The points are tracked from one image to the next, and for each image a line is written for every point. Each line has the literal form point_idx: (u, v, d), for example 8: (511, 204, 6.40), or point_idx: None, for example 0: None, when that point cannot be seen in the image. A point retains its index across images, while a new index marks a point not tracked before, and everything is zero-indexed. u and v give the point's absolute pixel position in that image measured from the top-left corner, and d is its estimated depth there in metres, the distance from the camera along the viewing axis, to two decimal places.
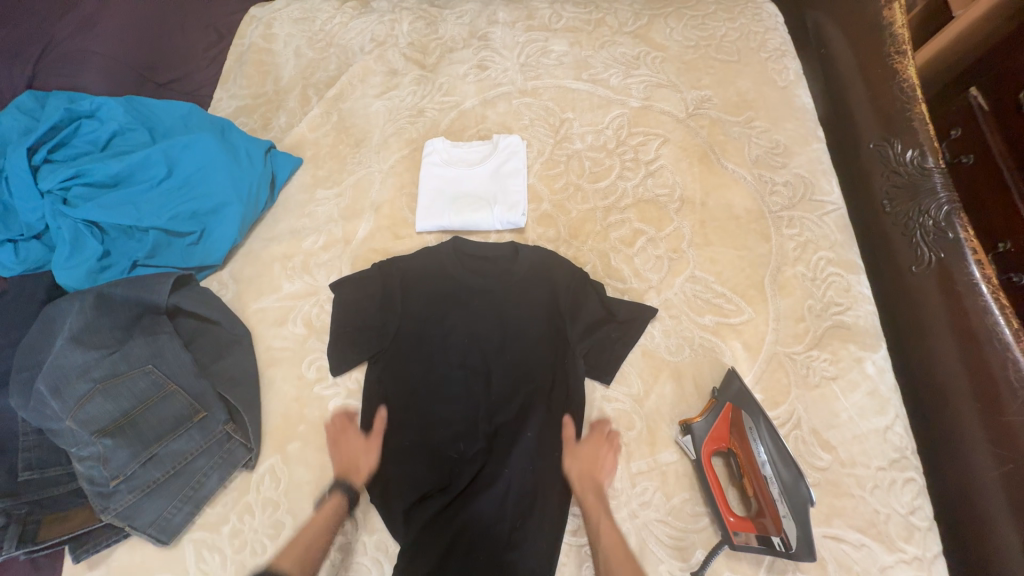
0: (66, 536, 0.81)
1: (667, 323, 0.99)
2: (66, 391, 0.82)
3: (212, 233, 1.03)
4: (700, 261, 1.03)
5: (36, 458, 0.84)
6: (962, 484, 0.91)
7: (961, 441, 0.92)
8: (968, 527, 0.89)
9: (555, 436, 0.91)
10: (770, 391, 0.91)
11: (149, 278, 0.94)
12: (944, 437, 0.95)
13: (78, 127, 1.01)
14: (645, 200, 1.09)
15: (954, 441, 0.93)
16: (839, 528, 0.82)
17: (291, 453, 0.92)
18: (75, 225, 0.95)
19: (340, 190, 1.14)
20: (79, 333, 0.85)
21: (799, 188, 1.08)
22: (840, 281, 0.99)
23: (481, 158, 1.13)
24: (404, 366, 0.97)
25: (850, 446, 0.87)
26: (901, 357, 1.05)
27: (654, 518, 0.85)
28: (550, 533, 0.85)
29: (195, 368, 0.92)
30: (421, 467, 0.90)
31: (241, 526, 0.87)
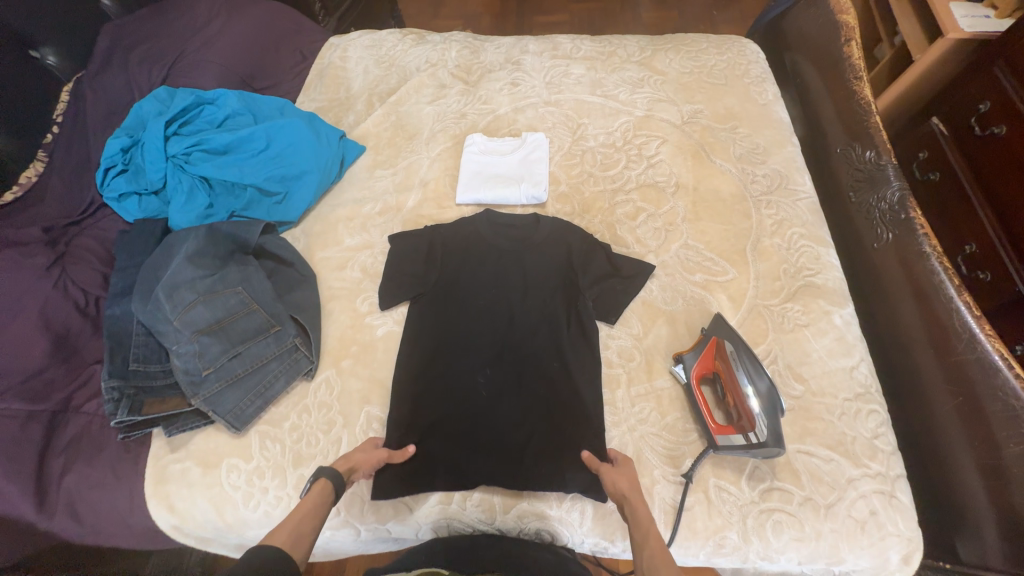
0: (162, 414, 0.99)
1: (664, 279, 1.17)
2: (177, 296, 1.03)
3: (294, 195, 1.28)
4: (692, 233, 1.23)
5: (143, 353, 1.03)
6: (926, 423, 1.04)
7: (920, 383, 1.06)
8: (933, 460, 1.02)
9: (568, 368, 1.07)
10: (751, 333, 1.07)
11: (245, 222, 1.17)
12: (909, 380, 1.09)
13: (201, 111, 1.30)
14: (646, 185, 1.32)
15: (916, 383, 1.07)
16: (811, 446, 0.95)
17: (344, 368, 1.10)
18: (192, 180, 1.21)
19: (395, 171, 1.40)
20: (193, 255, 1.08)
21: (776, 179, 1.30)
22: (811, 251, 1.18)
23: (511, 149, 1.38)
24: (441, 307, 1.15)
25: (820, 379, 1.02)
26: (869, 320, 1.22)
27: (651, 432, 1.00)
28: (559, 447, 0.98)
29: (273, 294, 1.12)
30: (451, 388, 1.06)
31: (300, 422, 1.03)
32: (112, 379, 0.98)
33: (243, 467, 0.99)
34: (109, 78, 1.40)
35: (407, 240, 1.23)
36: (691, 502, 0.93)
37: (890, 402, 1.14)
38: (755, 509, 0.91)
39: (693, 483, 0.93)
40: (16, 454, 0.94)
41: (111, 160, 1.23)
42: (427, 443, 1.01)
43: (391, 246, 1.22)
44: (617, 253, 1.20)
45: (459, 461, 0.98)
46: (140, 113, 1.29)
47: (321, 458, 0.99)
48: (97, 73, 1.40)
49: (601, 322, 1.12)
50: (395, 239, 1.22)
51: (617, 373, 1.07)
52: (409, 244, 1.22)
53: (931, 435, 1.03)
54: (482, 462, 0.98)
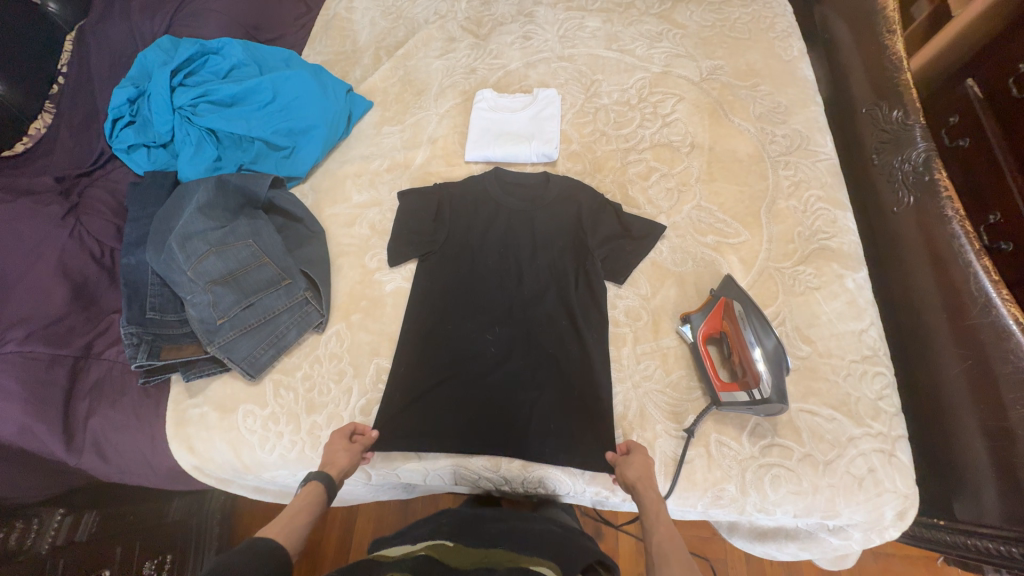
0: (178, 361, 1.02)
1: (674, 240, 1.16)
2: (189, 246, 1.04)
3: (301, 150, 1.27)
4: (705, 195, 1.20)
5: (159, 302, 1.06)
6: (933, 387, 1.05)
7: (931, 347, 1.06)
8: (938, 423, 1.03)
9: (575, 325, 1.07)
10: (761, 295, 1.07)
11: (254, 175, 1.17)
12: (920, 344, 1.08)
13: (206, 61, 1.27)
14: (660, 145, 1.28)
15: (926, 347, 1.07)
16: (814, 405, 0.96)
17: (353, 322, 1.12)
18: (199, 132, 1.20)
19: (403, 127, 1.37)
20: (203, 207, 1.08)
21: (796, 139, 1.25)
22: (828, 214, 1.15)
23: (522, 106, 1.34)
24: (449, 264, 1.15)
25: (828, 341, 1.02)
26: (883, 285, 1.20)
27: (655, 389, 1.01)
28: (566, 401, 1.00)
29: (283, 249, 1.13)
30: (460, 343, 1.07)
31: (312, 372, 1.06)
32: (130, 326, 1.01)
33: (258, 413, 1.03)
34: (113, 26, 1.37)
35: (416, 197, 1.22)
36: (692, 456, 0.95)
37: (897, 367, 1.15)
38: (754, 464, 0.93)
39: (694, 438, 0.95)
40: (43, 395, 0.98)
41: (118, 111, 1.22)
42: (436, 395, 1.03)
43: (400, 203, 1.22)
44: (628, 214, 1.17)
45: (467, 414, 1.01)
46: (146, 63, 1.27)
47: (333, 406, 1.03)
48: (100, 21, 1.37)
49: (610, 281, 1.12)
50: (404, 197, 1.22)
51: (624, 331, 1.07)
52: (418, 201, 1.21)
53: (937, 398, 1.04)
54: (490, 414, 1.01)
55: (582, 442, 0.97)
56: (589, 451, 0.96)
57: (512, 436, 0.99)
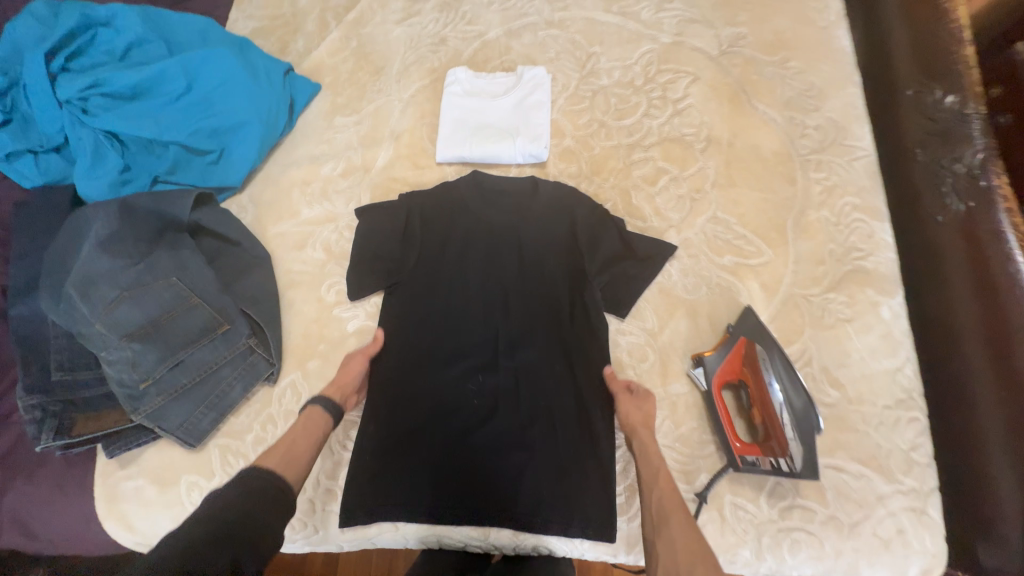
0: (98, 433, 0.85)
1: (686, 262, 0.98)
2: (94, 294, 0.83)
3: (232, 153, 1.02)
4: (722, 203, 1.01)
5: (67, 359, 0.86)
6: (963, 438, 0.88)
7: (966, 391, 0.89)
8: None
9: (571, 369, 0.92)
10: (784, 330, 0.92)
11: (171, 193, 0.94)
12: (951, 385, 0.91)
13: (94, 36, 0.97)
14: (670, 139, 1.07)
15: (959, 389, 0.90)
16: (841, 460, 0.85)
17: (311, 371, 0.95)
18: (95, 136, 0.94)
19: (359, 118, 1.12)
20: (105, 241, 0.86)
21: (830, 132, 1.06)
22: (864, 227, 0.98)
23: (503, 90, 1.10)
24: (419, 297, 0.96)
25: (859, 385, 0.89)
26: (912, 310, 1.02)
27: (663, 444, 0.88)
28: (561, 463, 0.87)
29: (218, 284, 0.93)
30: (437, 395, 0.91)
31: (264, 435, 0.91)
32: (31, 395, 0.83)
33: (203, 486, 0.88)
34: None
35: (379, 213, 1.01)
36: (703, 521, 0.84)
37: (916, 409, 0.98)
38: (773, 528, 0.83)
39: (707, 502, 0.84)
40: None
41: None
42: (411, 459, 0.88)
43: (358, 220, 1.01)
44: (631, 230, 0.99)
45: (449, 479, 0.88)
46: (15, 38, 0.95)
47: None
48: None
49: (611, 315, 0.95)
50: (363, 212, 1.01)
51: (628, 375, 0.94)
52: (381, 218, 1.00)
53: (966, 452, 0.87)
54: (475, 478, 0.88)
55: (581, 510, 0.85)
56: (587, 519, 0.85)
57: (501, 504, 0.87)
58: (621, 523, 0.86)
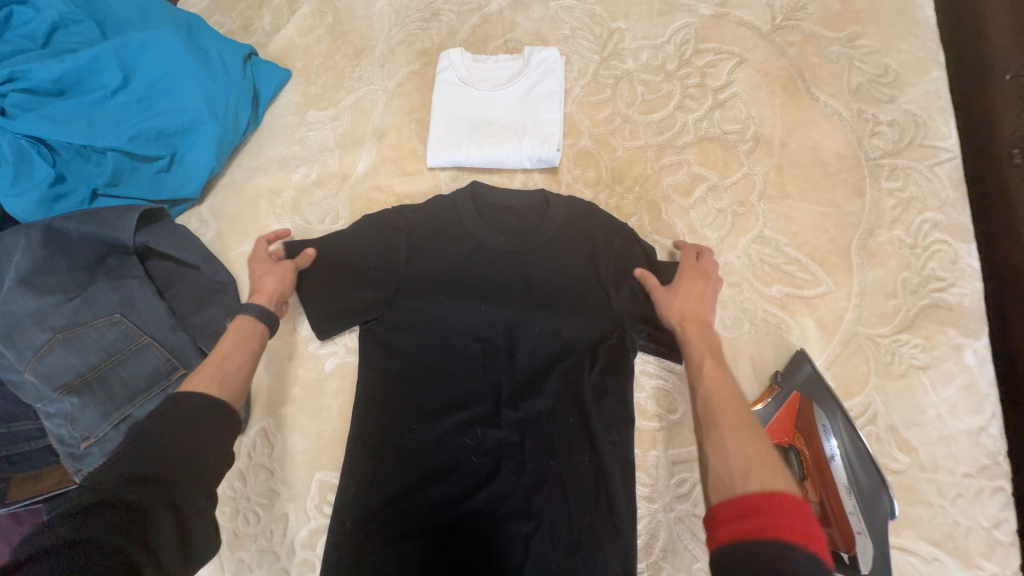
0: (33, 500, 0.72)
1: (725, 292, 0.82)
2: (22, 339, 0.72)
3: (186, 159, 0.86)
4: (771, 219, 0.84)
5: (4, 411, 0.75)
6: None
7: None
8: None
9: (586, 422, 0.78)
10: (843, 379, 0.77)
11: (109, 212, 0.78)
12: None
13: (9, 16, 0.79)
14: (709, 138, 0.88)
15: None
16: (908, 539, 0.71)
17: (284, 419, 0.83)
18: (16, 141, 0.77)
19: (337, 113, 0.95)
20: (29, 274, 0.73)
21: (908, 128, 0.86)
22: (946, 251, 0.80)
23: (508, 77, 0.91)
24: (406, 335, 0.81)
25: (933, 448, 0.74)
26: None
27: (692, 513, 0.77)
28: (575, 539, 0.74)
29: (171, 320, 0.80)
30: (428, 453, 0.78)
31: (233, 492, 0.80)
32: None
33: None
34: None
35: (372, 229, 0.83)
36: None
37: None
38: None
39: None
40: None
41: None
42: (397, 531, 0.75)
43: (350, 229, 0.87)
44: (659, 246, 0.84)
45: (440, 555, 0.74)
46: None
47: (265, 538, 0.79)
48: None
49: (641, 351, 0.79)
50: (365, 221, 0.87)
51: (651, 429, 0.80)
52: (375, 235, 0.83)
53: None
54: (473, 554, 0.74)
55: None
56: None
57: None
58: None
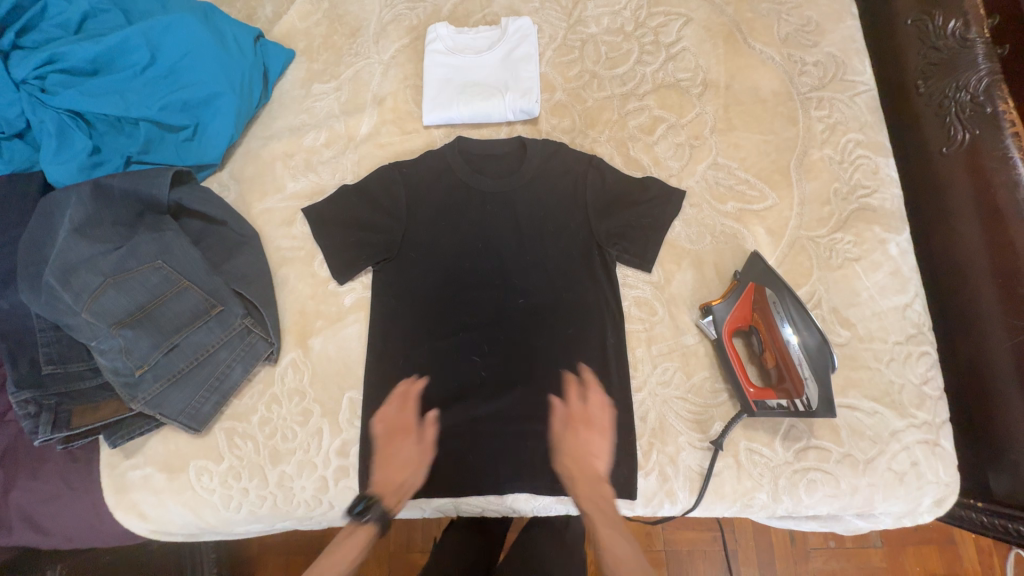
0: (96, 425, 0.82)
1: (688, 212, 0.96)
2: (76, 282, 0.80)
3: (208, 129, 0.97)
4: (723, 148, 0.98)
5: (57, 352, 0.83)
6: (987, 383, 0.82)
7: (983, 337, 0.83)
8: (981, 418, 0.83)
9: (579, 330, 0.89)
10: (792, 274, 0.90)
11: (145, 172, 0.88)
12: (961, 332, 0.87)
13: (45, 9, 0.90)
14: (665, 86, 1.03)
15: (972, 335, 0.85)
16: (855, 399, 0.85)
17: (311, 348, 0.92)
18: (58, 116, 0.88)
19: (339, 84, 1.07)
20: (82, 226, 0.82)
21: (830, 67, 1.01)
22: (868, 163, 0.95)
23: (488, 44, 1.05)
24: (415, 272, 0.92)
25: (869, 323, 0.88)
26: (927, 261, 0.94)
27: (674, 396, 0.87)
28: (574, 433, 0.85)
29: (205, 265, 0.89)
30: (442, 371, 0.88)
31: (270, 415, 0.88)
32: (22, 391, 0.79)
33: (211, 468, 0.86)
34: None
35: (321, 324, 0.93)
36: (721, 468, 0.84)
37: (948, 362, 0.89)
38: (789, 469, 0.83)
39: (723, 449, 0.84)
40: None
41: None
42: (416, 443, 0.86)
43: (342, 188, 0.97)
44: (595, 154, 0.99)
45: (448, 505, 0.86)
46: None
47: (302, 452, 0.86)
48: None
49: (617, 253, 0.92)
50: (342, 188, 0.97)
51: (637, 330, 0.91)
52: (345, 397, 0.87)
53: (990, 397, 0.82)
54: (487, 456, 0.85)
55: (601, 482, 0.84)
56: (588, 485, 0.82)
57: (518, 481, 0.84)
58: (650, 483, 0.84)
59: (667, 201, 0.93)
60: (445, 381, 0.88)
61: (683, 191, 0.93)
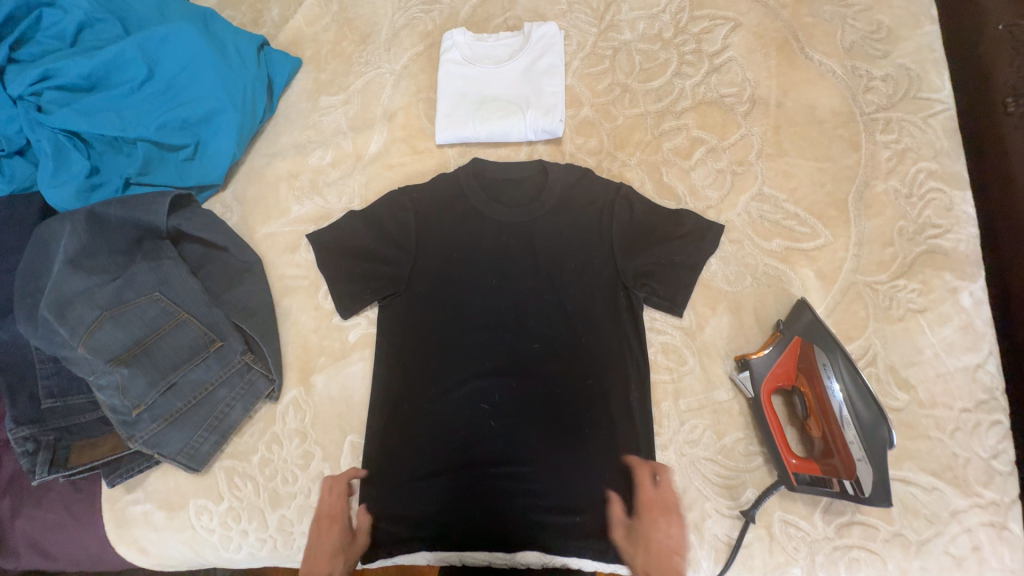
0: (98, 461, 0.80)
1: (727, 249, 0.86)
2: (71, 317, 0.76)
3: (209, 147, 0.92)
4: (770, 176, 0.87)
5: (56, 386, 0.80)
6: None
7: None
8: None
9: (600, 380, 0.81)
10: (843, 326, 0.80)
11: (142, 197, 0.84)
12: None
13: (39, 19, 0.84)
14: (706, 102, 0.91)
15: None
16: (909, 471, 0.75)
17: (314, 385, 0.88)
18: (54, 136, 0.83)
19: (347, 97, 0.99)
20: (76, 256, 0.78)
21: (901, 82, 0.88)
22: (942, 198, 0.83)
23: (509, 54, 0.95)
24: (423, 309, 0.86)
25: (931, 385, 0.77)
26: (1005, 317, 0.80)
27: (702, 457, 0.79)
28: (591, 494, 0.78)
29: (206, 297, 0.85)
30: (449, 419, 0.82)
31: (272, 455, 0.85)
32: (22, 426, 0.78)
33: (211, 508, 0.83)
34: None
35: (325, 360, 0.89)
36: (750, 539, 0.76)
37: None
38: (828, 546, 0.75)
39: (754, 520, 0.76)
40: None
41: None
42: (419, 495, 0.80)
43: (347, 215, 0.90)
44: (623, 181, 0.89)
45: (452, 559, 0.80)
46: None
47: (302, 496, 0.83)
48: None
49: (645, 296, 0.83)
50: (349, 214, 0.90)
51: (662, 381, 0.83)
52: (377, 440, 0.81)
53: None
54: (496, 514, 0.79)
55: (618, 550, 0.76)
56: (608, 549, 0.76)
57: (529, 543, 0.78)
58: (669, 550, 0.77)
59: (703, 238, 0.83)
60: (452, 430, 0.82)
61: (721, 226, 0.82)
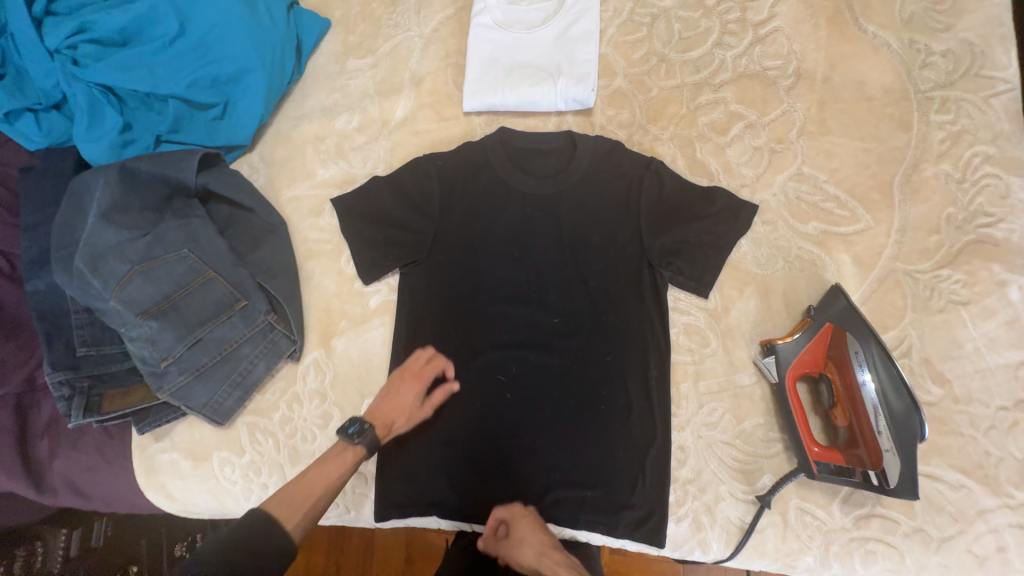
0: (129, 409, 0.84)
1: (760, 230, 0.82)
2: (105, 270, 0.78)
3: (237, 107, 0.92)
4: (811, 155, 0.83)
5: (90, 335, 0.83)
6: None
7: None
8: None
9: (620, 357, 0.80)
10: (878, 315, 0.77)
11: (172, 154, 0.85)
12: None
13: None
14: (747, 75, 0.87)
15: None
16: (937, 467, 0.73)
17: (335, 349, 0.89)
18: (89, 90, 0.84)
19: (375, 60, 0.97)
20: (109, 210, 0.79)
21: (963, 58, 0.82)
22: (997, 185, 0.78)
23: (542, 18, 0.91)
24: (443, 278, 0.85)
25: (968, 381, 0.74)
26: None
27: (719, 440, 0.78)
28: (604, 470, 0.78)
29: (232, 257, 0.86)
30: (465, 388, 0.82)
31: (292, 414, 0.87)
32: (59, 371, 0.81)
33: (234, 460, 0.86)
34: None
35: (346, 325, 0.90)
36: (764, 524, 0.75)
37: None
38: (845, 536, 0.73)
39: (770, 506, 0.75)
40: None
41: None
42: (433, 461, 0.81)
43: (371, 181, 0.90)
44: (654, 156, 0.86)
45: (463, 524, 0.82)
46: None
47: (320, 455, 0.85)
48: None
49: (670, 275, 0.80)
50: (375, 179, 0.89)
51: (683, 362, 0.81)
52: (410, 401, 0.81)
53: None
54: (508, 485, 0.79)
55: (629, 526, 0.76)
56: (618, 525, 0.76)
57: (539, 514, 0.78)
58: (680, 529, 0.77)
59: (736, 217, 0.79)
60: (468, 399, 0.82)
61: (755, 206, 0.79)
